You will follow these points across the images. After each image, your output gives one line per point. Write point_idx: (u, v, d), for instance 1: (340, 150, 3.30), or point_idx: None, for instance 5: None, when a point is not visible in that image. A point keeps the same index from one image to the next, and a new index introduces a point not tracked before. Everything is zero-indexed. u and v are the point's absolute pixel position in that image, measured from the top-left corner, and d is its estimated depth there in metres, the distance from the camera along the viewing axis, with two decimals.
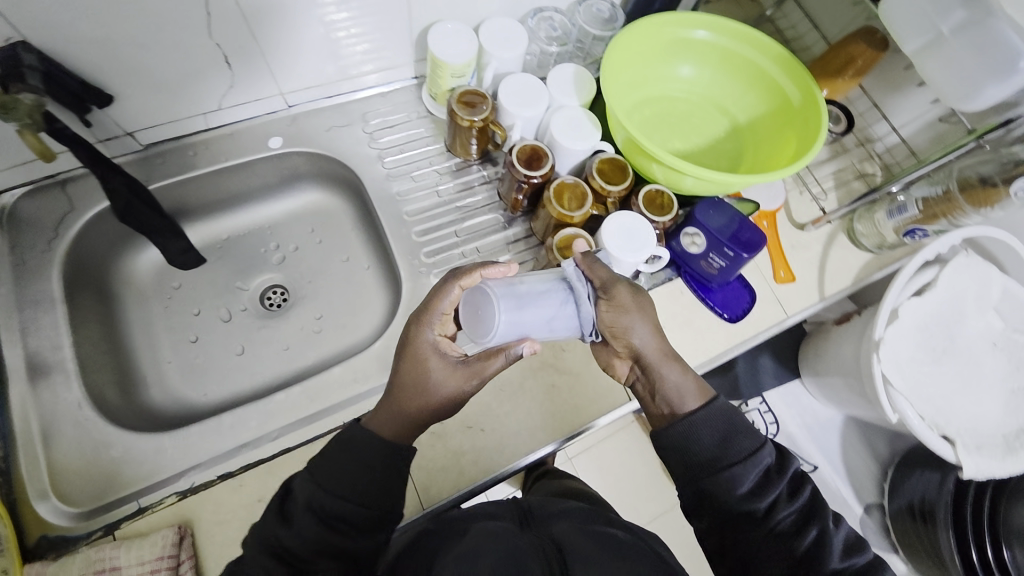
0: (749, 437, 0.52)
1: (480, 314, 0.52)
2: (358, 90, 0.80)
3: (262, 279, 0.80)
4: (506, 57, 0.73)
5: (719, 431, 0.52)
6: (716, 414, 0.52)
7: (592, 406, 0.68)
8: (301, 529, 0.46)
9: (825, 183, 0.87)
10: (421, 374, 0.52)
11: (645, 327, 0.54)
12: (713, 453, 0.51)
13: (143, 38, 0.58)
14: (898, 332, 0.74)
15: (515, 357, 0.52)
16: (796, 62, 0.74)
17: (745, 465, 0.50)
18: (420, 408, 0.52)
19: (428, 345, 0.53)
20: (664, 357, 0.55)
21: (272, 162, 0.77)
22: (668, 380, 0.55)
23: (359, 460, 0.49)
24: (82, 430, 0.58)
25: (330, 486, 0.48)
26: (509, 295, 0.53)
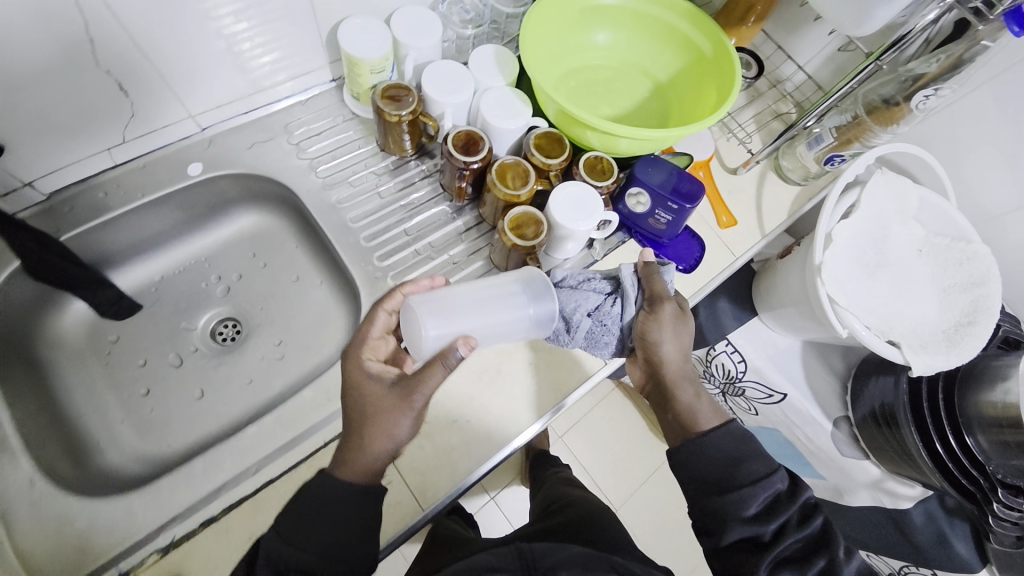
0: (759, 463, 0.55)
1: (413, 324, 0.55)
2: (275, 101, 0.76)
3: (209, 315, 0.76)
4: (424, 45, 0.71)
5: (734, 453, 0.56)
6: (739, 437, 0.57)
7: (571, 376, 0.69)
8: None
9: (748, 127, 0.92)
10: (366, 405, 0.53)
11: (676, 348, 0.61)
12: (727, 467, 0.55)
13: (22, 76, 0.53)
14: (835, 254, 0.80)
15: (447, 362, 0.52)
16: (702, 15, 0.76)
17: (754, 487, 0.53)
18: (371, 439, 0.52)
19: (365, 373, 0.55)
20: (686, 379, 0.61)
21: (197, 191, 0.72)
22: (684, 401, 0.60)
23: (333, 508, 0.49)
24: (37, 509, 0.54)
25: (301, 539, 0.48)
26: (446, 302, 0.56)
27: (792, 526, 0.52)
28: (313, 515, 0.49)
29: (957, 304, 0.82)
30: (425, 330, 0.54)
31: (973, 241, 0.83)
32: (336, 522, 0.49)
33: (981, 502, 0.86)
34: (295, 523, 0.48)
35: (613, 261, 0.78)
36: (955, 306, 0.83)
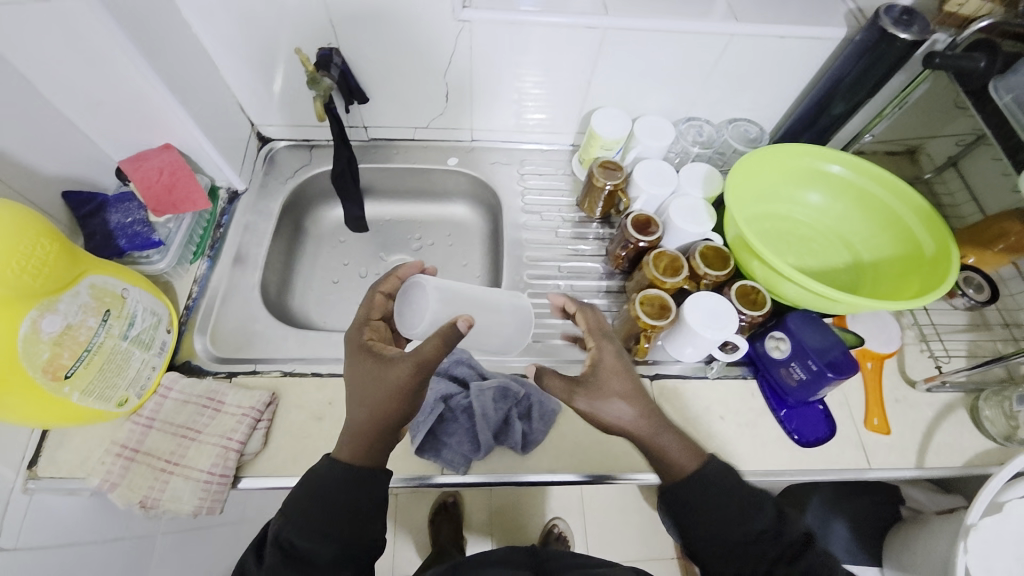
0: (735, 506, 0.52)
1: (420, 306, 0.64)
2: (525, 143, 0.99)
3: (398, 257, 1.00)
4: (651, 146, 0.87)
5: (706, 498, 0.52)
6: (709, 481, 0.53)
7: (626, 457, 0.68)
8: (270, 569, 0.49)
9: (954, 349, 0.80)
10: (364, 379, 0.58)
11: (620, 398, 0.57)
12: (698, 514, 0.52)
13: (404, 71, 0.83)
14: (996, 527, 0.64)
15: (448, 333, 0.55)
16: (937, 216, 0.74)
17: (737, 533, 0.51)
18: (373, 412, 0.55)
19: (362, 357, 0.59)
20: (654, 416, 0.56)
21: (443, 176, 0.99)
22: (663, 447, 0.55)
23: (331, 501, 0.53)
24: (247, 304, 0.79)
25: (297, 527, 0.51)
26: (458, 294, 0.67)
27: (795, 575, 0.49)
28: (309, 508, 0.52)
29: None
30: (428, 306, 0.64)
31: None
32: (331, 513, 0.52)
33: None
34: (289, 513, 0.52)
35: (722, 387, 0.75)
36: None
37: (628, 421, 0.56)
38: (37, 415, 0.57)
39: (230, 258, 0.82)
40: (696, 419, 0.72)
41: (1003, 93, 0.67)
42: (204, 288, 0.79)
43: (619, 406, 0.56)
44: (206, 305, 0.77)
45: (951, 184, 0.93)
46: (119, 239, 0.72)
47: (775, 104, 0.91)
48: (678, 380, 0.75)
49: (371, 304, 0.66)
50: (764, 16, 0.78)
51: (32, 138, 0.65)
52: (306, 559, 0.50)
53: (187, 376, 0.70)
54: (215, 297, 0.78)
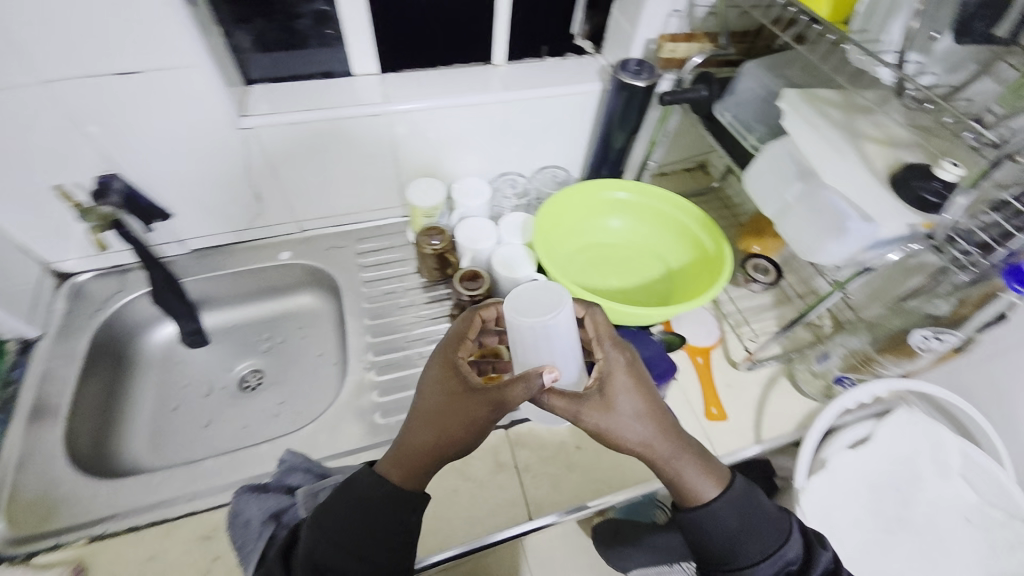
0: (766, 536, 0.49)
1: (521, 313, 0.58)
2: (358, 223, 1.02)
3: (246, 364, 0.94)
4: (470, 206, 0.93)
5: (735, 525, 0.50)
6: (741, 506, 0.51)
7: (491, 517, 0.68)
8: None
9: (766, 328, 0.91)
10: (430, 400, 0.55)
11: (632, 422, 0.52)
12: (724, 542, 0.50)
13: (202, 180, 0.82)
14: (825, 483, 0.70)
15: (534, 388, 0.51)
16: (711, 221, 0.86)
17: (764, 566, 0.49)
18: (444, 440, 0.53)
19: (442, 373, 0.56)
20: (668, 434, 0.53)
21: (279, 271, 0.97)
22: (683, 474, 0.52)
23: (371, 520, 0.50)
24: (46, 466, 0.69)
25: (335, 543, 0.49)
26: (545, 329, 0.57)
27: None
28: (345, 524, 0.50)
29: None
30: (521, 317, 0.57)
31: None
32: (371, 535, 0.50)
33: None
34: (328, 521, 0.49)
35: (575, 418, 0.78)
36: None
37: (641, 442, 0.52)
38: None
39: (24, 418, 0.72)
40: (554, 456, 0.74)
41: (726, 113, 0.80)
42: None
43: (631, 425, 0.52)
44: None
45: (735, 187, 1.06)
46: None
47: (572, 150, 1.03)
48: (532, 421, 0.77)
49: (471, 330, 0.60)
50: (530, 83, 0.90)
51: None
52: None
53: None
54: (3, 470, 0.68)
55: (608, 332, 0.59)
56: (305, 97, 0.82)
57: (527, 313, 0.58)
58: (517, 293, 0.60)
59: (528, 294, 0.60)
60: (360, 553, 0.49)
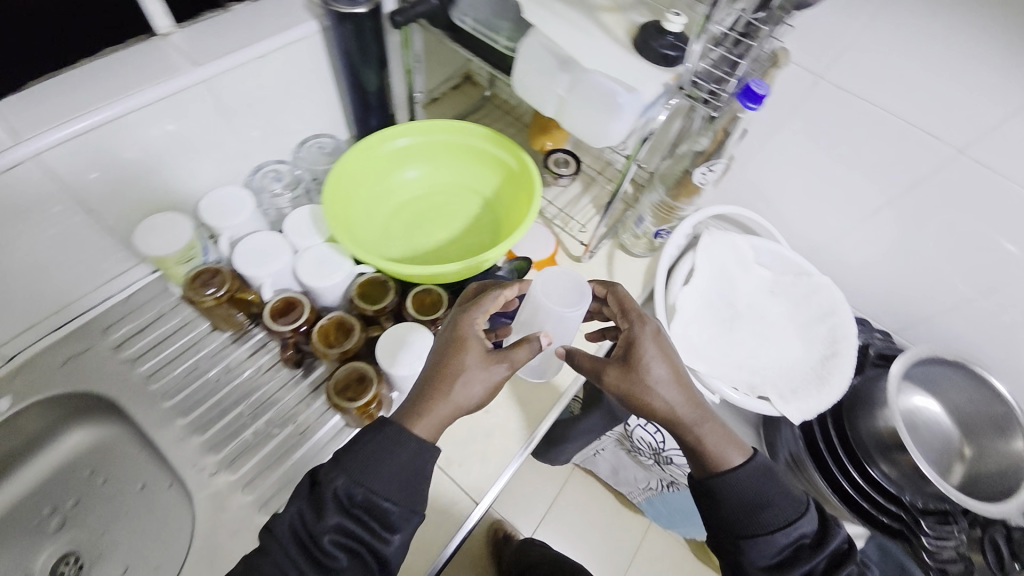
0: (784, 509, 0.56)
1: (546, 294, 0.68)
2: (91, 309, 0.75)
3: (41, 559, 0.68)
4: (234, 224, 0.74)
5: (753, 499, 0.57)
6: (761, 481, 0.58)
7: (439, 531, 0.65)
8: (333, 522, 0.47)
9: (589, 212, 0.96)
10: (450, 360, 0.55)
11: (665, 387, 0.59)
12: (745, 515, 0.56)
13: None
14: (682, 323, 0.82)
15: (537, 347, 0.57)
16: (502, 136, 0.83)
17: (778, 535, 0.55)
18: (456, 399, 0.54)
19: (470, 326, 0.58)
20: (692, 403, 0.61)
21: (6, 428, 0.68)
22: (706, 437, 0.59)
23: (388, 447, 0.50)
24: None
25: (352, 478, 0.49)
26: (561, 316, 0.68)
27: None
28: (370, 449, 0.50)
29: (817, 337, 0.85)
30: (547, 300, 0.68)
31: (814, 274, 0.88)
32: (388, 462, 0.50)
33: (910, 540, 0.76)
34: (360, 469, 0.49)
35: None
36: (818, 339, 0.85)
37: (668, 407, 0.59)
38: None
39: None
40: (470, 432, 0.73)
41: (467, 18, 0.72)
42: None
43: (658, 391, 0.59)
44: None
45: (507, 91, 1.03)
46: None
47: (327, 110, 0.86)
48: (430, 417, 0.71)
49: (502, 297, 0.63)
50: (224, 47, 0.69)
51: None
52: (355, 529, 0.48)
53: None
54: None
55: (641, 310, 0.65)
56: None
57: (574, 293, 0.69)
58: (544, 278, 0.70)
59: (553, 278, 0.69)
60: (376, 484, 0.49)
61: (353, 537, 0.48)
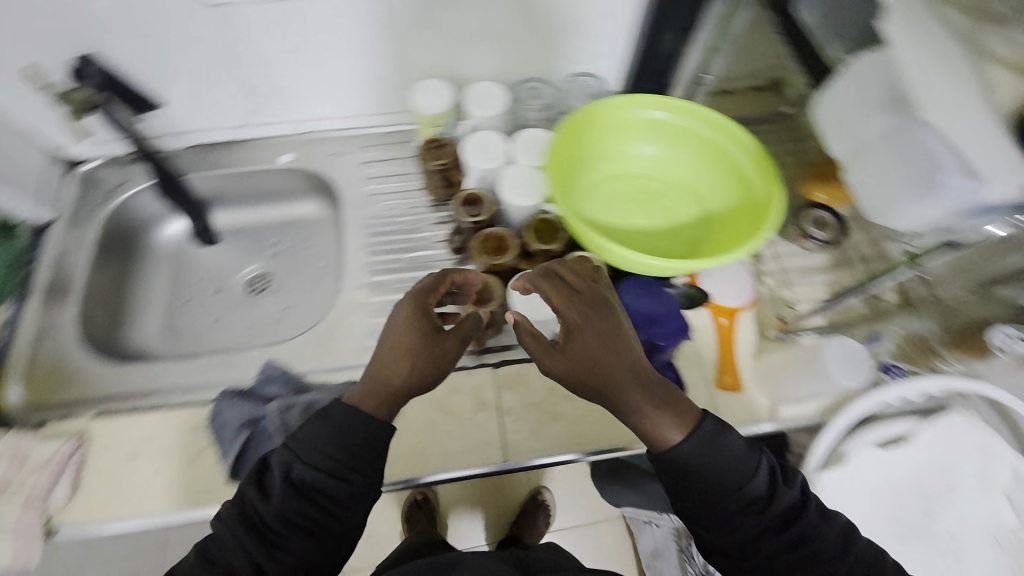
0: (730, 467, 0.48)
1: (833, 361, 0.68)
2: (360, 126, 0.91)
3: (252, 267, 0.95)
4: (482, 115, 0.81)
5: (705, 458, 0.48)
6: (708, 443, 0.49)
7: (491, 451, 0.69)
8: (281, 501, 0.47)
9: (808, 296, 0.77)
10: (408, 343, 0.53)
11: (591, 356, 0.50)
12: (693, 485, 0.48)
13: (184, 61, 0.74)
14: (839, 482, 0.63)
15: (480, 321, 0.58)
16: (766, 159, 0.70)
17: (733, 498, 0.47)
18: (398, 371, 0.52)
19: (401, 310, 0.55)
20: (653, 388, 0.50)
21: (280, 174, 0.92)
22: (650, 414, 0.50)
23: (334, 430, 0.49)
24: (67, 345, 0.75)
25: (306, 459, 0.48)
26: (828, 383, 0.68)
27: (782, 549, 0.47)
28: (317, 441, 0.49)
29: None
30: (829, 364, 0.68)
31: None
32: (348, 442, 0.49)
33: None
34: (297, 449, 0.49)
35: None
36: None
37: (602, 391, 0.51)
38: None
39: (42, 300, 0.77)
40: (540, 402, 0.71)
41: (837, 46, 0.66)
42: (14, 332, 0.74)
43: (592, 368, 0.50)
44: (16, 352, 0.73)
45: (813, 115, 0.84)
46: None
47: (615, 53, 0.84)
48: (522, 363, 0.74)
49: (516, 281, 0.58)
50: None
51: None
52: (303, 513, 0.48)
53: None
54: (27, 340, 0.75)
55: (586, 272, 0.57)
56: None
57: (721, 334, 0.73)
58: (834, 345, 0.69)
59: (849, 349, 0.69)
60: (322, 469, 0.48)
61: (303, 519, 0.48)
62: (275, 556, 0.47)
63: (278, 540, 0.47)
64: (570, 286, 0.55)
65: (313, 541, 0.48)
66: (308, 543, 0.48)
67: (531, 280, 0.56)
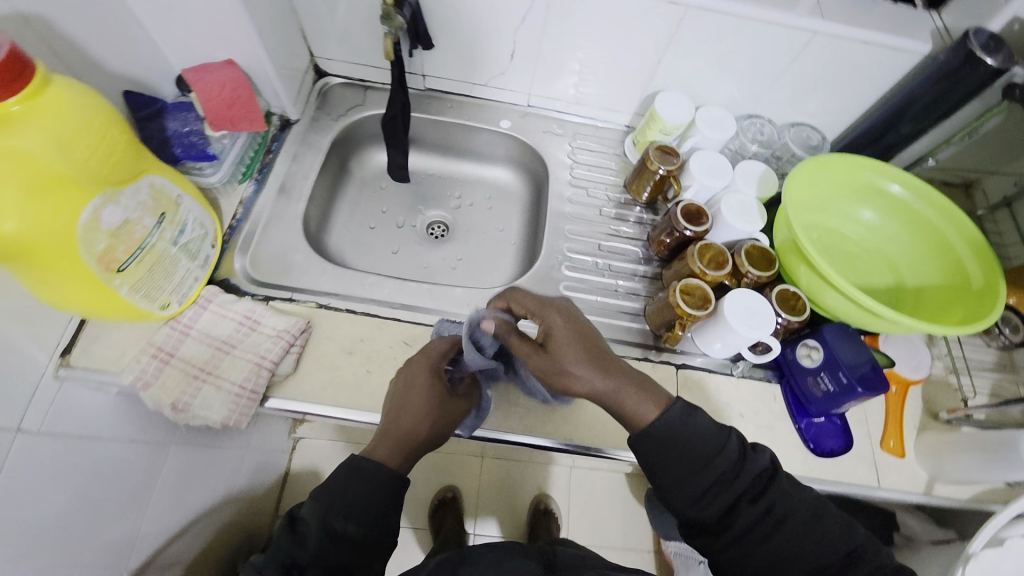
0: (709, 442, 0.52)
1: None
2: (578, 116, 0.97)
3: (435, 212, 0.99)
4: (710, 136, 0.84)
5: (677, 436, 0.52)
6: (677, 424, 0.53)
7: None
8: (318, 550, 0.48)
9: (980, 388, 0.80)
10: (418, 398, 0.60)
11: (574, 360, 0.55)
12: (671, 464, 0.52)
13: (475, 15, 0.79)
14: None
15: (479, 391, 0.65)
16: (990, 252, 0.74)
17: (705, 471, 0.51)
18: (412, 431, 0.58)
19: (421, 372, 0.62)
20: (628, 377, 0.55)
21: (493, 137, 0.97)
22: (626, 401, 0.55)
23: (364, 478, 0.52)
24: (290, 236, 0.79)
25: (344, 502, 0.51)
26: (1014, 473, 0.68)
27: (756, 521, 0.50)
28: (350, 494, 0.51)
29: None
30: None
31: None
32: (375, 487, 0.53)
33: None
34: (329, 499, 0.51)
35: (744, 387, 0.77)
36: None
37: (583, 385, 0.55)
38: (80, 302, 0.55)
39: (275, 189, 0.81)
40: (715, 412, 0.74)
41: None
42: (249, 209, 0.78)
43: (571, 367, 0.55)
44: (247, 228, 0.76)
45: (1002, 225, 0.86)
46: (174, 147, 0.69)
47: (842, 118, 0.89)
48: (703, 372, 0.77)
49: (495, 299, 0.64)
50: (854, 19, 0.76)
51: (124, 50, 0.66)
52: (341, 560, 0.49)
53: (226, 292, 0.70)
54: (258, 221, 0.78)
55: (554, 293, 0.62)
56: None
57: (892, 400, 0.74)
58: None
59: None
60: (359, 513, 0.51)
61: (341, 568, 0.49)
62: None
63: None
64: (544, 302, 0.59)
65: None
66: None
67: (508, 297, 0.62)
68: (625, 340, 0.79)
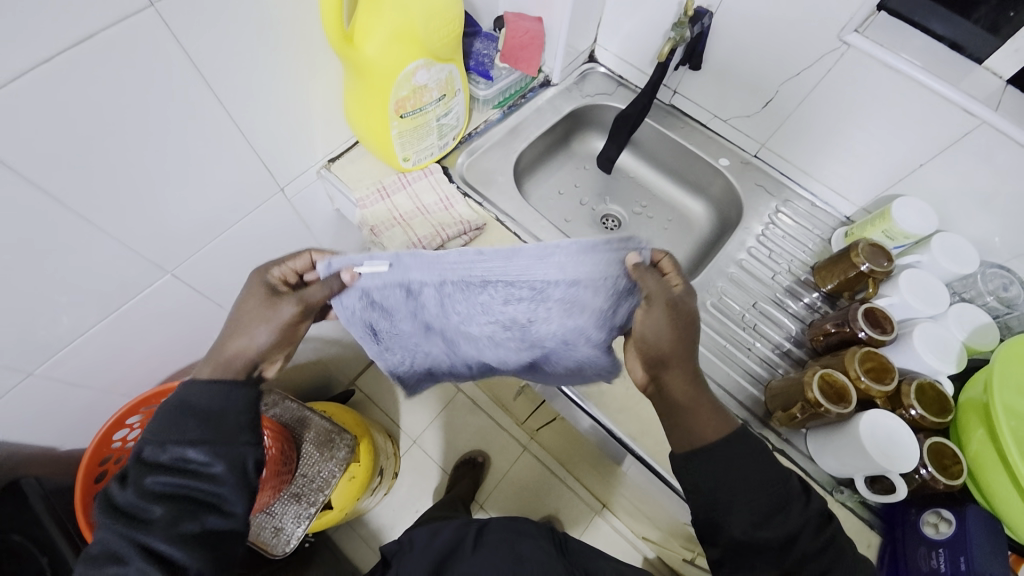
0: (776, 466, 0.53)
1: None
2: (798, 186, 0.96)
3: (615, 208, 1.07)
4: (939, 261, 0.76)
5: (752, 451, 0.54)
6: (750, 440, 0.54)
7: None
8: (140, 483, 0.50)
9: None
10: (246, 320, 0.56)
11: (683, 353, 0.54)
12: (738, 474, 0.52)
13: (754, 55, 0.85)
14: None
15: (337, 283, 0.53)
16: None
17: (771, 493, 0.51)
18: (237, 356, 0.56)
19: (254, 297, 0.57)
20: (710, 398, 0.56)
21: (704, 168, 1.01)
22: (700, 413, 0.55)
23: (178, 407, 0.53)
24: (504, 162, 0.94)
25: (155, 439, 0.52)
26: None
27: (811, 560, 0.49)
28: (165, 425, 0.52)
29: None
30: None
31: None
32: (192, 417, 0.53)
33: None
34: (148, 435, 0.52)
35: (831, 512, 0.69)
36: None
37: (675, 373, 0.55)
38: (369, 125, 0.76)
39: (513, 124, 0.97)
40: None
41: None
42: (488, 128, 0.94)
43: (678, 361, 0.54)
44: (480, 140, 0.93)
45: None
46: (470, 59, 0.88)
47: None
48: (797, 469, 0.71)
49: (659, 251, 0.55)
50: None
51: None
52: (183, 481, 0.51)
53: (443, 175, 0.87)
54: (489, 140, 0.94)
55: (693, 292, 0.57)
56: (929, 55, 0.73)
57: None
58: None
59: None
60: (176, 436, 0.52)
61: (190, 487, 0.51)
62: (153, 524, 0.49)
63: (154, 514, 0.50)
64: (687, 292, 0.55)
65: (198, 502, 0.51)
66: (196, 512, 0.51)
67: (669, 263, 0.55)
68: (732, 395, 0.77)
